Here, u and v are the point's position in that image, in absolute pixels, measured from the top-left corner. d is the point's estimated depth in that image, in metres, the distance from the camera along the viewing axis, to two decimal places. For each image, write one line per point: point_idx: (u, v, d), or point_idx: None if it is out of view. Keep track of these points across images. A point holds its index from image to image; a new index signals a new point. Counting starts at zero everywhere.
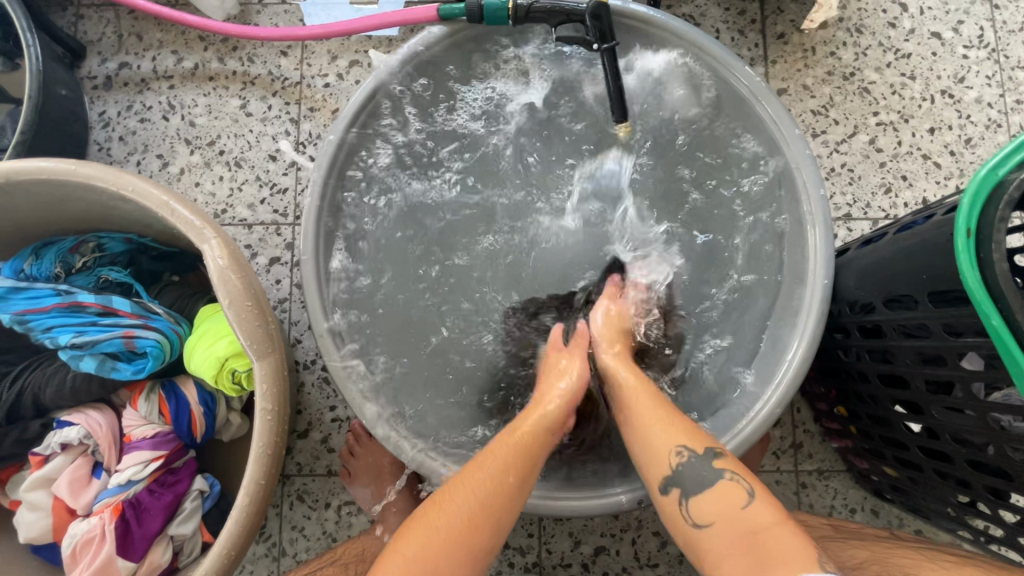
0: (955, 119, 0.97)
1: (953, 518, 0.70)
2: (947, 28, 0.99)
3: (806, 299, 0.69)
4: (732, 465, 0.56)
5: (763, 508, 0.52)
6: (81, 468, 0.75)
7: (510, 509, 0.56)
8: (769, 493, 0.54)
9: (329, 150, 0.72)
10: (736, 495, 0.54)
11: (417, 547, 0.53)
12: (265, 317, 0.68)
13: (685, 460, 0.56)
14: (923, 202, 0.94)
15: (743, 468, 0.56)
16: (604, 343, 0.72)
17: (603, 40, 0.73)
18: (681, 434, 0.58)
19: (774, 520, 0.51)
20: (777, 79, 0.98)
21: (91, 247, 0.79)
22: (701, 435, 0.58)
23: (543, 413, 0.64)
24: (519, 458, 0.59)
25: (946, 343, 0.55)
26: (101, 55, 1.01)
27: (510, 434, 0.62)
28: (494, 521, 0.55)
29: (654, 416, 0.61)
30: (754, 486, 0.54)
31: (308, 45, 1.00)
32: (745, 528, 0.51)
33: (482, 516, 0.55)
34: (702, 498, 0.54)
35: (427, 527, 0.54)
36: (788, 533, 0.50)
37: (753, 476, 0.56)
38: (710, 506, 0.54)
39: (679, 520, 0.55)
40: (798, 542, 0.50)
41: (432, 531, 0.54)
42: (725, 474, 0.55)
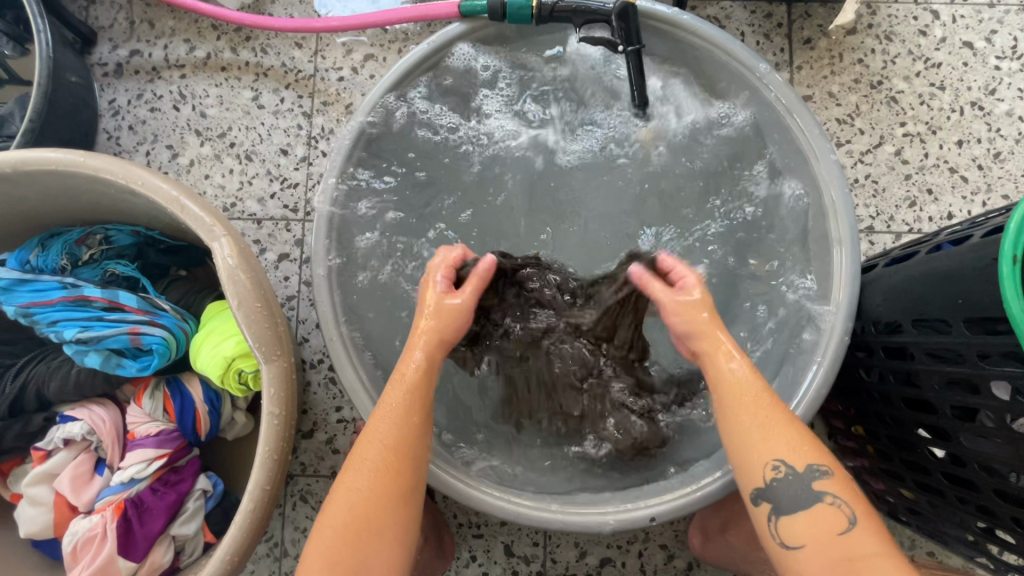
0: (984, 132, 0.94)
1: (972, 545, 0.68)
2: (979, 37, 0.96)
3: (829, 317, 0.67)
4: (836, 483, 0.52)
5: (861, 538, 0.50)
6: (83, 464, 0.73)
7: (418, 449, 0.58)
8: (874, 522, 0.51)
9: (344, 148, 0.71)
10: (835, 522, 0.51)
11: (344, 509, 0.54)
12: (274, 319, 0.67)
13: (781, 476, 0.53)
14: (948, 217, 0.92)
15: (848, 486, 0.53)
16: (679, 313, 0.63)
17: (629, 42, 0.71)
18: (779, 444, 0.54)
19: (874, 556, 0.49)
20: (802, 85, 0.96)
21: (98, 239, 0.77)
22: (811, 448, 0.54)
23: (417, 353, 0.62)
24: (407, 401, 0.59)
25: (979, 370, 0.53)
26: (113, 42, 0.99)
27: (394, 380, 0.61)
28: (407, 461, 0.57)
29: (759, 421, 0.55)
30: (856, 508, 0.51)
31: (322, 37, 0.98)
32: (836, 555, 0.50)
33: (392, 461, 0.56)
34: (802, 517, 0.52)
35: (347, 488, 0.55)
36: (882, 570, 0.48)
37: (859, 495, 0.52)
38: (810, 525, 0.52)
39: (765, 531, 0.54)
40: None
41: (353, 489, 0.55)
42: (826, 499, 0.52)
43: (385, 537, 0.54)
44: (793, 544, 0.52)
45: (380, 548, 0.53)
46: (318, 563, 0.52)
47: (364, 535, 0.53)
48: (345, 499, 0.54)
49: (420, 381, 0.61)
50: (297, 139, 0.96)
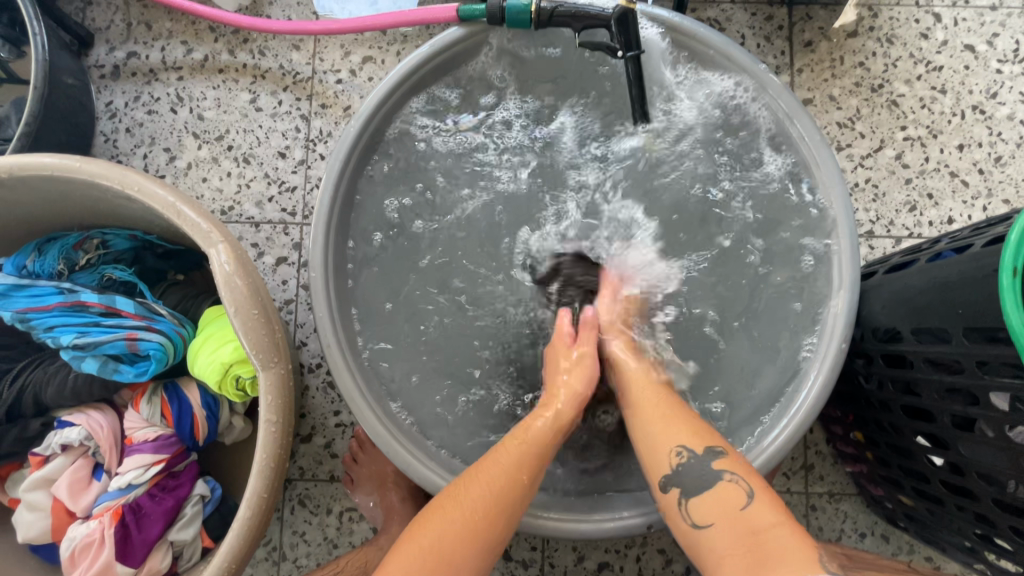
0: (985, 136, 0.94)
1: (970, 551, 0.68)
2: (981, 40, 0.96)
3: (828, 325, 0.67)
4: (728, 462, 0.56)
5: (763, 510, 0.53)
6: (81, 470, 0.73)
7: (532, 484, 0.59)
8: (767, 493, 0.55)
9: (342, 154, 0.70)
10: (735, 497, 0.54)
11: (455, 519, 0.55)
12: (272, 326, 0.67)
13: (684, 461, 0.57)
14: (948, 221, 0.91)
15: (742, 466, 0.57)
16: (582, 379, 0.67)
17: (629, 48, 0.71)
18: (679, 433, 0.59)
19: (773, 524, 0.52)
20: (803, 88, 0.95)
21: (95, 243, 0.77)
22: (709, 432, 0.59)
23: (556, 413, 0.64)
24: (535, 447, 0.61)
25: (978, 381, 0.53)
26: (110, 44, 0.99)
27: (520, 428, 0.63)
28: (521, 489, 0.58)
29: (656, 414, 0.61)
30: (751, 485, 0.55)
31: (320, 39, 0.97)
32: (744, 531, 0.52)
33: (509, 486, 0.58)
34: (704, 508, 0.55)
35: (461, 498, 0.57)
36: (781, 536, 0.51)
37: (751, 472, 0.56)
38: (711, 515, 0.54)
39: (676, 514, 0.56)
40: (792, 539, 0.51)
41: (466, 501, 0.56)
42: (725, 474, 0.56)
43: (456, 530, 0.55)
44: (704, 525, 0.55)
45: (473, 559, 0.54)
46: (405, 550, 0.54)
47: (468, 543, 0.54)
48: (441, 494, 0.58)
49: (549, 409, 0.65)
50: (295, 142, 0.95)
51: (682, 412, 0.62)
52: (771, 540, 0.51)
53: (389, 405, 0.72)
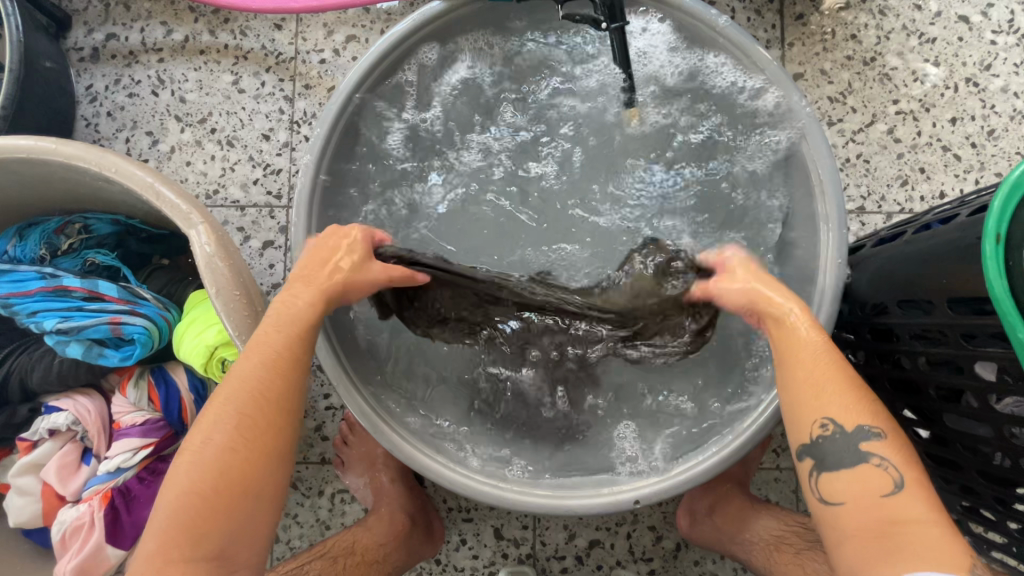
0: (978, 109, 0.92)
1: (956, 523, 0.68)
2: (975, 11, 0.94)
3: (815, 300, 0.66)
4: (888, 448, 0.51)
5: (910, 502, 0.49)
6: (70, 454, 0.73)
7: (290, 403, 0.54)
8: (921, 488, 0.49)
9: (323, 131, 0.69)
10: (879, 484, 0.50)
11: (201, 463, 0.50)
12: (255, 307, 0.66)
13: (829, 435, 0.52)
14: (940, 196, 0.91)
15: (902, 453, 0.51)
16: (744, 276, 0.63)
17: (612, 20, 0.69)
18: (832, 404, 0.52)
19: (920, 522, 0.48)
20: (794, 62, 0.94)
21: (76, 228, 0.77)
22: (866, 411, 0.52)
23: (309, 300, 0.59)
24: (279, 347, 0.55)
25: (963, 351, 0.53)
26: (88, 26, 0.97)
27: (268, 329, 0.57)
28: (273, 404, 0.53)
29: (814, 371, 0.54)
30: (906, 474, 0.50)
31: (303, 18, 0.96)
32: (880, 518, 0.49)
33: (252, 413, 0.52)
34: (849, 473, 0.51)
35: (201, 442, 0.51)
36: (928, 536, 0.47)
37: (911, 462, 0.50)
38: (856, 485, 0.51)
39: (807, 485, 0.54)
40: (938, 549, 0.46)
41: (208, 443, 0.51)
42: (873, 460, 0.51)
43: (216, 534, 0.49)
44: (833, 501, 0.52)
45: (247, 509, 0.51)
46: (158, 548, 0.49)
47: (235, 497, 0.50)
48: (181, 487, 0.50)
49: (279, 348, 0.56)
50: (280, 124, 0.94)
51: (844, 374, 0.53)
52: (905, 537, 0.47)
53: (375, 387, 0.71)
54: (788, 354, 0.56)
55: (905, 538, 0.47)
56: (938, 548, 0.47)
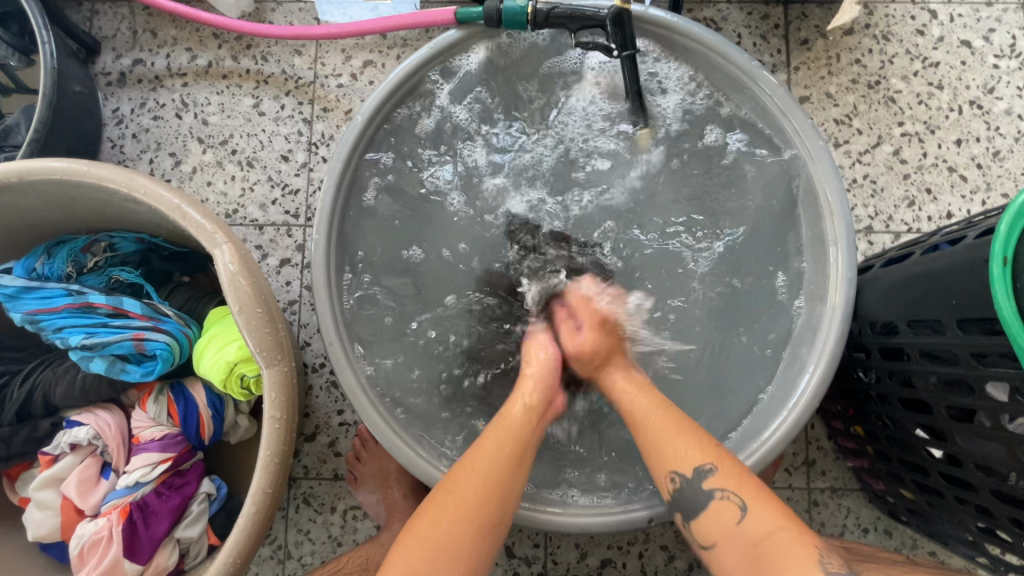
0: (983, 130, 0.94)
1: (971, 544, 0.68)
2: (977, 36, 0.96)
3: (826, 318, 0.67)
4: (722, 475, 0.56)
5: (760, 518, 0.53)
6: (89, 469, 0.75)
7: (510, 486, 0.58)
8: (762, 498, 0.54)
9: (344, 154, 0.72)
10: (731, 512, 0.54)
11: (436, 524, 0.55)
12: (275, 325, 0.67)
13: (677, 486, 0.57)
14: (947, 216, 0.92)
15: (733, 476, 0.56)
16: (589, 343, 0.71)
17: (624, 47, 0.72)
18: (672, 455, 0.58)
19: (771, 533, 0.52)
20: (799, 86, 0.96)
21: (102, 246, 0.79)
22: (696, 449, 0.57)
23: (527, 401, 0.65)
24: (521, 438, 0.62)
25: (973, 371, 0.53)
26: (116, 52, 1.01)
27: (495, 431, 0.63)
28: (500, 490, 0.58)
29: (657, 429, 0.60)
30: (744, 492, 0.54)
31: (322, 44, 0.99)
32: (745, 543, 0.53)
33: (487, 493, 0.57)
34: (705, 515, 0.56)
35: (440, 510, 0.56)
36: (782, 543, 0.51)
37: (742, 477, 0.56)
38: (712, 521, 0.55)
39: (688, 536, 0.58)
40: (795, 543, 0.51)
41: (446, 511, 0.56)
42: (716, 493, 0.55)
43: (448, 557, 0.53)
44: (709, 544, 0.55)
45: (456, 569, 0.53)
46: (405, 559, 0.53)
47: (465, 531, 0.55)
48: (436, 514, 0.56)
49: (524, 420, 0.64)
50: (298, 146, 0.97)
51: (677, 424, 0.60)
52: (770, 553, 0.51)
53: (392, 405, 0.72)
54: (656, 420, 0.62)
55: (767, 556, 0.51)
56: (798, 552, 0.50)
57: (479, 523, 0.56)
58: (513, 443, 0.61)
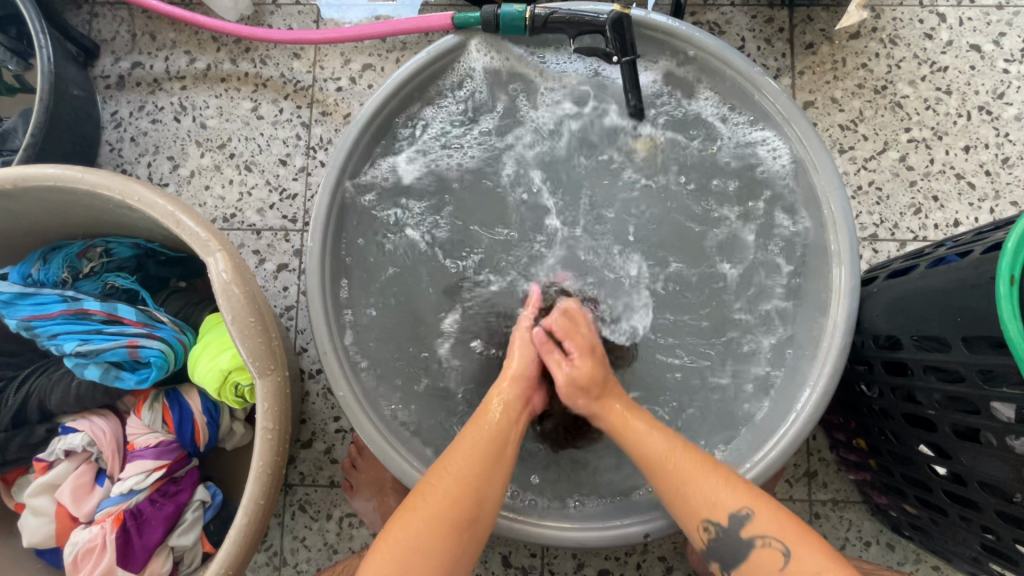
0: (992, 137, 0.92)
1: (975, 562, 0.66)
2: (987, 40, 0.94)
3: (828, 331, 0.66)
4: (763, 518, 0.54)
5: (806, 562, 0.51)
6: (84, 475, 0.74)
7: (486, 490, 0.58)
8: (805, 541, 0.53)
9: (340, 159, 0.71)
10: (772, 561, 0.53)
11: (405, 531, 0.54)
12: (269, 334, 0.67)
13: (713, 536, 0.56)
14: (954, 224, 0.90)
15: (777, 519, 0.54)
16: (575, 392, 0.68)
17: (624, 51, 0.71)
18: (704, 504, 0.57)
19: (818, 574, 0.50)
20: (804, 91, 0.94)
21: (98, 251, 0.78)
22: (728, 493, 0.56)
23: (502, 399, 0.66)
24: (490, 439, 0.62)
25: (978, 391, 0.52)
26: (115, 55, 1.00)
27: (474, 422, 0.64)
28: (472, 496, 0.57)
29: (677, 475, 0.59)
30: (788, 538, 0.53)
31: (321, 48, 0.98)
32: None
33: (463, 492, 0.57)
34: (743, 564, 0.54)
35: (410, 512, 0.56)
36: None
37: (784, 519, 0.55)
38: (752, 567, 0.54)
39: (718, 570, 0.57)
40: None
41: (415, 513, 0.55)
42: (756, 542, 0.54)
43: (429, 561, 0.53)
44: None
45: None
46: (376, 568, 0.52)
47: (439, 527, 0.54)
48: (415, 509, 0.55)
49: (500, 418, 0.64)
50: (297, 149, 0.96)
51: (707, 470, 0.58)
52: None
53: (386, 415, 0.72)
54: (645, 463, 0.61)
55: None
56: None
57: (462, 519, 0.56)
58: (491, 437, 0.62)
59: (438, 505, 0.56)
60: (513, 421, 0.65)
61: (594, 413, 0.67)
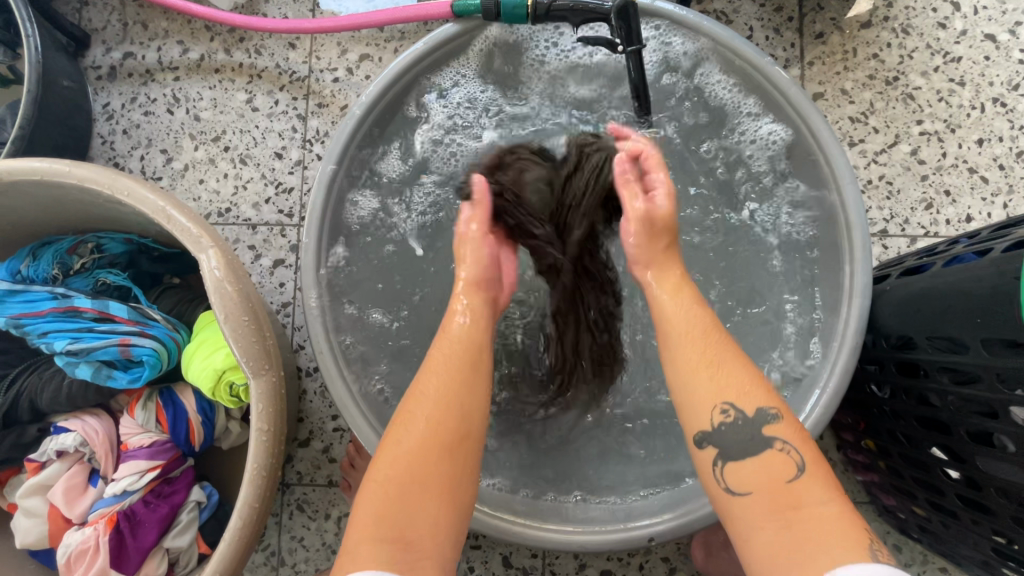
0: (1006, 130, 0.90)
1: (986, 566, 0.65)
2: (1002, 29, 0.92)
3: (839, 332, 0.64)
4: (790, 426, 0.52)
5: (813, 487, 0.49)
6: (77, 476, 0.73)
7: (469, 405, 0.54)
8: (823, 468, 0.50)
9: (336, 153, 0.68)
10: (785, 468, 0.50)
11: (389, 470, 0.51)
12: (263, 333, 0.65)
13: (730, 421, 0.52)
14: (967, 220, 0.88)
15: (801, 437, 0.52)
16: (643, 236, 0.64)
17: (629, 41, 0.68)
18: (730, 388, 0.53)
19: (822, 504, 0.48)
20: (813, 82, 0.92)
21: (89, 247, 0.77)
22: (762, 391, 0.53)
23: (469, 307, 0.62)
24: (462, 350, 0.58)
25: (997, 395, 0.50)
26: (106, 44, 0.98)
27: (441, 336, 0.60)
28: (457, 411, 0.54)
29: (705, 354, 0.55)
30: (809, 456, 0.51)
31: (317, 38, 0.96)
32: (784, 497, 0.48)
33: (442, 416, 0.53)
34: (749, 459, 0.51)
35: (395, 445, 0.52)
36: (829, 517, 0.47)
37: (810, 443, 0.52)
38: (759, 466, 0.51)
39: (708, 472, 0.52)
40: (843, 527, 0.46)
41: (399, 446, 0.52)
42: (775, 443, 0.51)
43: (425, 488, 0.50)
44: (740, 490, 0.50)
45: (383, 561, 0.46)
46: (370, 510, 0.49)
47: (431, 455, 0.51)
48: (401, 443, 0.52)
49: (472, 329, 0.60)
50: (292, 142, 0.94)
51: (731, 351, 0.55)
52: (807, 519, 0.47)
53: (385, 416, 0.70)
54: (683, 335, 0.56)
55: (807, 521, 0.47)
56: (843, 529, 0.46)
57: (451, 437, 0.52)
58: (465, 347, 0.58)
59: (424, 432, 0.52)
60: (486, 331, 0.61)
61: (652, 263, 0.63)
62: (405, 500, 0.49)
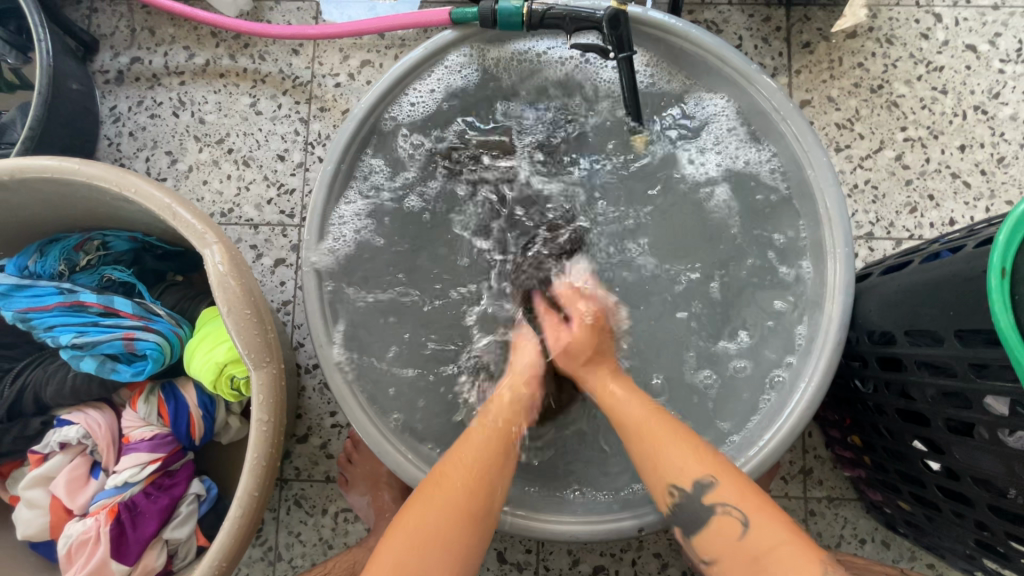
0: (987, 136, 0.92)
1: (969, 558, 0.66)
2: (982, 40, 0.95)
3: (822, 327, 0.66)
4: (727, 487, 0.55)
5: (763, 533, 0.53)
6: (78, 468, 0.74)
7: (495, 491, 0.59)
8: (763, 513, 0.54)
9: (337, 152, 0.71)
10: (731, 528, 0.54)
11: (419, 521, 0.55)
12: (265, 326, 0.67)
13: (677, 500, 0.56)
14: (950, 223, 0.90)
15: (736, 489, 0.55)
16: (567, 356, 0.70)
17: (621, 49, 0.70)
18: (671, 470, 0.57)
19: (773, 547, 0.52)
20: (800, 89, 0.95)
21: (95, 245, 0.79)
22: (694, 461, 0.57)
23: (513, 394, 0.68)
24: (500, 436, 0.63)
25: (970, 384, 0.52)
26: (114, 49, 1.00)
27: (484, 417, 0.66)
28: (485, 489, 0.58)
29: (653, 432, 0.60)
30: (748, 507, 0.54)
31: (319, 44, 0.99)
32: (746, 557, 0.52)
33: (473, 488, 0.58)
34: (705, 532, 0.55)
35: (429, 500, 0.56)
36: (786, 559, 0.51)
37: (747, 492, 0.55)
38: (713, 536, 0.55)
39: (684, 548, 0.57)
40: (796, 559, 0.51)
41: (436, 502, 0.56)
42: (718, 509, 0.55)
43: (443, 547, 0.54)
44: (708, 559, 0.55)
45: None
46: (389, 557, 0.53)
47: (458, 519, 0.55)
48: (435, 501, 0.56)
49: (509, 416, 0.66)
50: (294, 145, 0.96)
51: (671, 430, 0.60)
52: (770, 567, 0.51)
53: (382, 409, 0.72)
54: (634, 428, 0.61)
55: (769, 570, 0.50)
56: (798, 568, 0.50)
57: (478, 509, 0.57)
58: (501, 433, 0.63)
59: (457, 496, 0.57)
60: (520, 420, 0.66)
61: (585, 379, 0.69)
62: (425, 555, 0.53)
